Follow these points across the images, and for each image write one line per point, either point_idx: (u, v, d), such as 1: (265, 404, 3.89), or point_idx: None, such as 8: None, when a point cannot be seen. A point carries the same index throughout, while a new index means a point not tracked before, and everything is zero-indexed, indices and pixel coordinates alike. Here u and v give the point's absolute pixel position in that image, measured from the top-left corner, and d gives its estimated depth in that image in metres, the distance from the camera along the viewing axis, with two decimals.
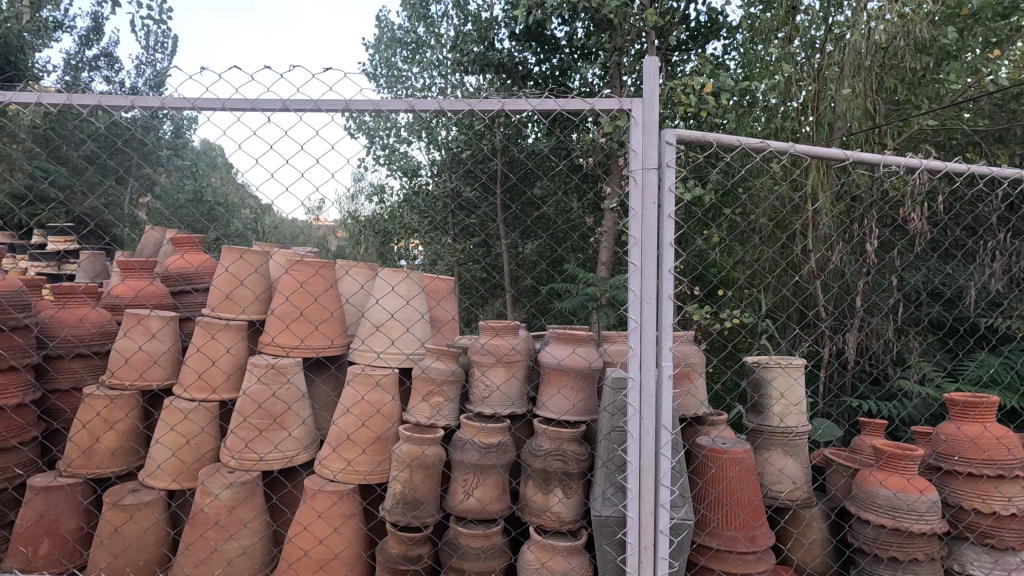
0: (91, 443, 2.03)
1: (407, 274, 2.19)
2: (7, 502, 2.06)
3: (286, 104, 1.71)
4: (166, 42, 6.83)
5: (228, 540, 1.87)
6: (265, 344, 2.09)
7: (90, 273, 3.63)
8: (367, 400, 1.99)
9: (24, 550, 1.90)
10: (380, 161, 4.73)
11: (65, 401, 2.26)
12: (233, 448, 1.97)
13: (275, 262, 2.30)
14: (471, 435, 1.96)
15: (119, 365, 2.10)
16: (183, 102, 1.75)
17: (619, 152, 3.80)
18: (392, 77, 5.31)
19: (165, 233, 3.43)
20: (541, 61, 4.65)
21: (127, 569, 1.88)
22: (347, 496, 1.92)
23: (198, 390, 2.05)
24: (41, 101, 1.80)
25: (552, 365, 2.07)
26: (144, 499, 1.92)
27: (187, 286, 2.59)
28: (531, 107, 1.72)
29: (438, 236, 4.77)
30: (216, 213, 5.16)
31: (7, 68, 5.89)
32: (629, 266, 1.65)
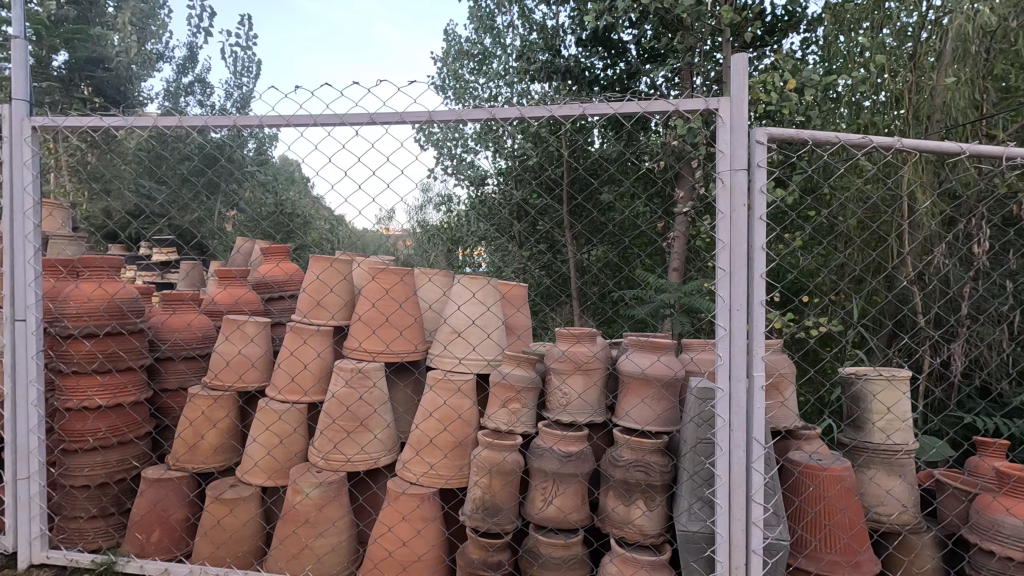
0: (196, 440, 2.17)
1: (486, 281, 2.23)
2: (125, 491, 2.25)
3: (373, 117, 1.78)
4: (251, 66, 7.35)
5: (317, 537, 1.95)
6: (351, 348, 2.16)
7: (190, 282, 3.93)
8: (448, 405, 2.02)
9: (139, 537, 2.06)
10: (448, 170, 4.82)
11: (174, 400, 2.44)
12: (321, 449, 2.05)
13: (361, 269, 2.38)
14: (551, 443, 1.94)
15: (220, 367, 2.24)
16: (279, 120, 1.87)
17: (693, 154, 3.66)
18: (460, 89, 5.43)
19: (254, 243, 3.67)
20: (608, 66, 4.60)
21: (227, 560, 2.00)
22: (429, 499, 1.95)
23: (290, 392, 2.15)
24: (157, 124, 1.97)
25: (633, 374, 2.01)
26: (242, 494, 2.04)
27: (280, 292, 2.75)
28: (613, 109, 1.71)
29: (506, 244, 4.77)
30: (295, 224, 5.45)
31: (118, 97, 6.52)
32: (717, 271, 1.59)
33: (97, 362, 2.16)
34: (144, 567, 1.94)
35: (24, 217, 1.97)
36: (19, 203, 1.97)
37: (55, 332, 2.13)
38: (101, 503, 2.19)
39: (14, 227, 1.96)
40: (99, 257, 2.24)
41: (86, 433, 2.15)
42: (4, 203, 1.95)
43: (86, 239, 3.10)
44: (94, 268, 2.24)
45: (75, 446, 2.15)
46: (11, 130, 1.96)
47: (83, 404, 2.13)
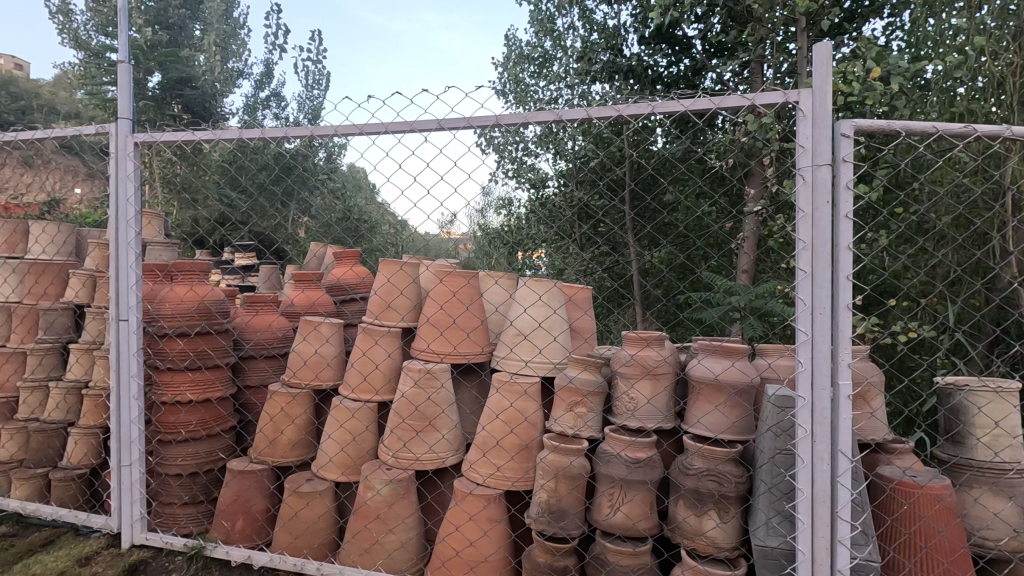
0: (275, 435, 2.28)
1: (551, 284, 2.22)
2: (213, 481, 2.40)
3: (441, 123, 1.82)
4: (322, 79, 7.72)
5: (388, 532, 2.00)
6: (420, 350, 2.20)
7: (268, 285, 4.17)
8: (514, 408, 2.03)
9: (225, 525, 2.20)
10: (509, 174, 4.85)
11: (255, 396, 2.58)
12: (391, 447, 2.10)
13: (429, 272, 2.44)
14: (619, 448, 1.90)
15: (298, 366, 2.35)
16: (353, 129, 1.94)
17: (764, 150, 3.49)
18: (520, 93, 5.45)
19: (326, 248, 3.84)
20: (672, 63, 4.49)
21: (304, 550, 2.10)
22: (496, 501, 1.96)
23: (363, 391, 2.23)
24: (242, 137, 2.09)
25: (705, 379, 1.93)
26: (318, 489, 2.13)
27: (355, 294, 2.84)
28: (683, 107, 1.66)
29: (565, 247, 4.70)
30: (362, 229, 5.65)
31: (204, 113, 7.03)
32: (798, 273, 1.51)
33: (188, 359, 2.32)
34: (229, 553, 2.07)
35: (127, 226, 2.15)
36: (123, 213, 2.15)
37: (153, 331, 2.31)
38: (192, 491, 2.35)
39: (119, 235, 2.14)
40: (190, 262, 2.41)
41: (179, 425, 2.32)
42: (111, 214, 2.14)
43: (178, 245, 3.35)
44: (186, 272, 2.42)
45: (170, 438, 2.32)
46: (117, 146, 2.15)
47: (177, 398, 2.30)
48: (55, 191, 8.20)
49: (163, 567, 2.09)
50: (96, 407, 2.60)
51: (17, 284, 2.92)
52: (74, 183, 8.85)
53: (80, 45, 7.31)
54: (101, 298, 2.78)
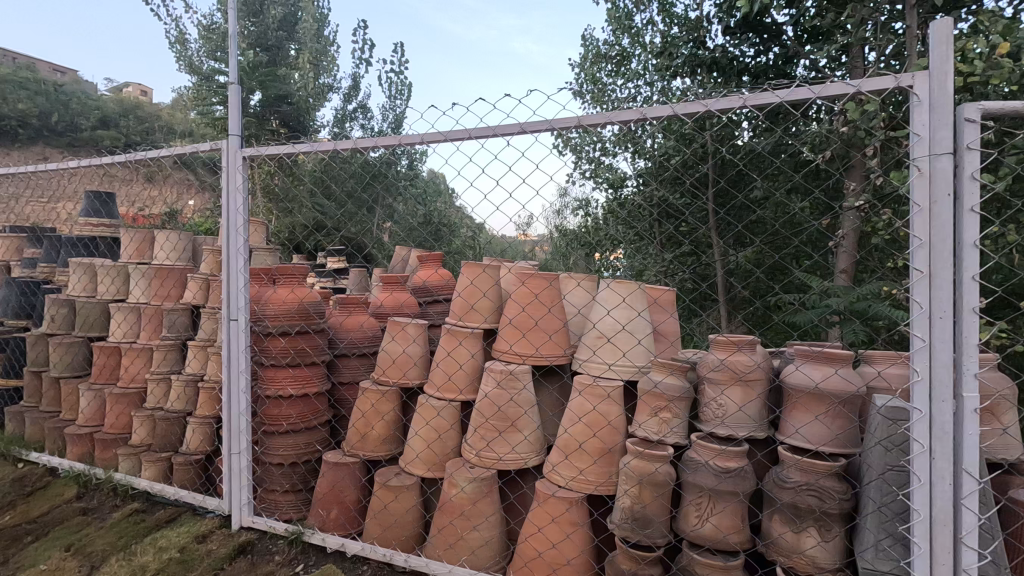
0: (366, 430, 2.40)
1: (635, 286, 2.17)
2: (310, 471, 2.56)
3: (523, 126, 1.84)
4: (404, 89, 8.05)
5: (472, 530, 2.04)
6: (502, 351, 2.23)
7: (356, 287, 4.40)
8: (597, 411, 2.00)
9: (321, 513, 2.34)
10: (586, 174, 4.79)
11: (348, 393, 2.73)
12: (475, 446, 2.14)
13: (510, 274, 2.47)
14: (708, 456, 1.82)
15: (388, 365, 2.46)
16: (438, 136, 2.00)
17: (867, 140, 3.22)
18: (597, 92, 5.38)
19: (410, 252, 3.99)
20: (760, 53, 4.25)
21: (393, 542, 2.19)
22: (578, 504, 1.94)
23: (447, 390, 2.29)
24: (336, 148, 2.21)
25: (804, 387, 1.81)
26: (405, 483, 2.21)
27: (438, 296, 2.91)
28: (778, 98, 1.58)
29: (644, 247, 4.57)
30: (442, 233, 5.82)
31: (299, 127, 7.54)
32: (913, 273, 1.38)
33: (289, 357, 2.50)
34: (325, 540, 2.20)
35: (237, 233, 2.35)
36: (234, 222, 2.35)
37: (258, 330, 2.50)
38: (292, 480, 2.52)
39: (231, 242, 2.35)
40: (291, 266, 2.60)
41: (281, 418, 2.49)
42: (223, 223, 2.33)
43: (278, 250, 3.61)
44: (287, 275, 2.61)
45: (273, 429, 2.50)
46: (228, 161, 2.35)
47: (279, 393, 2.48)
48: (173, 202, 9.10)
49: (267, 549, 2.26)
50: (211, 398, 2.86)
51: (146, 286, 3.27)
52: (188, 195, 9.77)
53: (193, 69, 8.07)
54: (214, 300, 3.05)
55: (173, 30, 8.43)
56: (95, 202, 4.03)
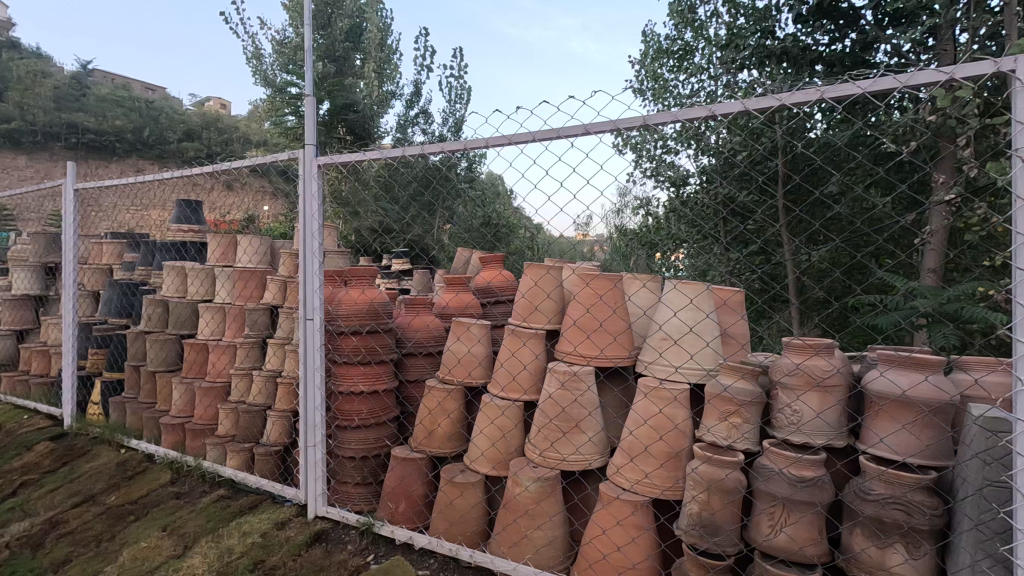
0: (432, 428, 2.47)
1: (703, 287, 2.13)
2: (380, 465, 2.66)
3: (587, 127, 1.84)
4: (463, 93, 8.20)
5: (536, 529, 2.05)
6: (566, 352, 2.24)
7: (420, 288, 4.53)
8: (663, 414, 1.97)
9: (390, 506, 2.42)
10: (647, 173, 4.68)
11: (415, 390, 2.81)
12: (539, 446, 2.16)
13: (573, 275, 2.47)
14: (782, 465, 1.75)
15: (453, 364, 2.53)
16: (503, 139, 2.04)
17: (957, 129, 2.99)
18: (658, 89, 5.27)
19: (471, 253, 4.07)
20: (834, 40, 4.03)
21: (459, 537, 2.24)
22: (644, 508, 1.92)
23: (511, 390, 2.31)
24: (405, 154, 2.29)
25: (888, 395, 1.70)
26: (470, 480, 2.26)
27: (501, 297, 2.96)
28: (859, 89, 1.52)
29: (707, 246, 4.44)
30: (502, 234, 5.88)
31: (364, 134, 7.84)
32: (1017, 273, 1.27)
33: (360, 355, 2.61)
34: (394, 532, 2.29)
35: (312, 238, 2.48)
36: (309, 227, 2.48)
37: (332, 330, 2.63)
38: (363, 473, 2.62)
39: (306, 246, 2.48)
40: (362, 268, 2.72)
41: (353, 413, 2.61)
42: (299, 228, 2.47)
43: (349, 252, 3.78)
44: (358, 277, 2.73)
45: (345, 424, 2.62)
46: (305, 169, 2.48)
47: (351, 389, 2.59)
48: (250, 209, 9.67)
49: (340, 538, 2.37)
50: (288, 393, 3.04)
51: (230, 288, 3.51)
52: (264, 201, 10.37)
53: (268, 82, 8.56)
54: (291, 300, 3.23)
55: (250, 47, 8.98)
56: (184, 209, 4.36)
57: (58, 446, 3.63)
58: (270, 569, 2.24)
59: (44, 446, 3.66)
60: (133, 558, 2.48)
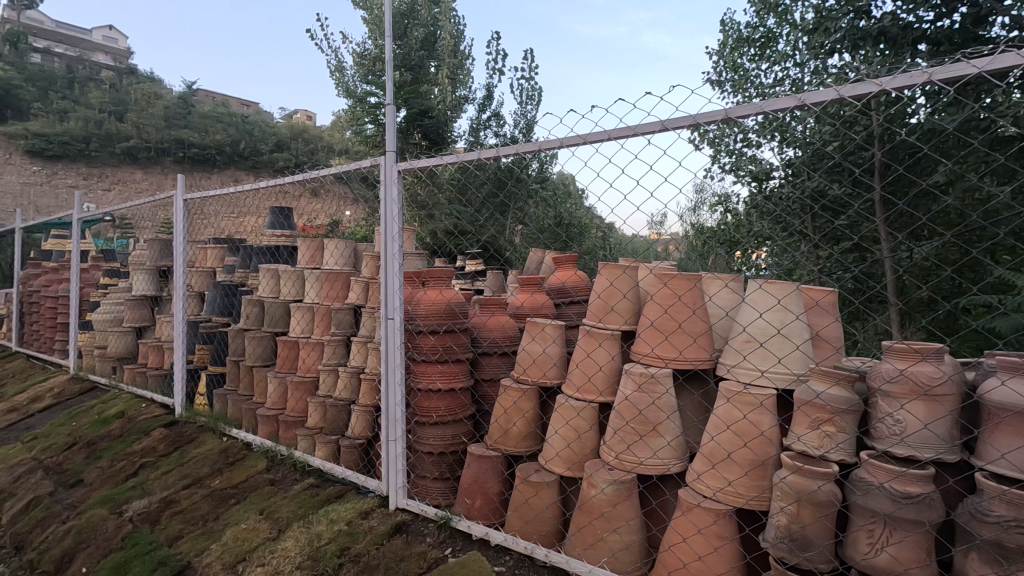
0: (508, 427, 2.49)
1: (791, 287, 2.01)
2: (457, 461, 2.73)
3: (665, 123, 1.80)
4: (534, 94, 8.23)
5: (612, 532, 2.03)
6: (643, 354, 2.19)
7: (494, 289, 4.60)
8: (747, 420, 1.89)
9: (467, 502, 2.47)
10: (726, 168, 4.48)
11: (491, 389, 2.86)
12: (614, 448, 2.13)
13: (650, 275, 2.41)
14: (883, 479, 1.62)
15: (528, 364, 2.54)
16: (577, 139, 2.03)
17: None
18: (738, 80, 5.03)
19: (544, 254, 4.08)
20: (942, 16, 3.67)
21: (534, 536, 2.25)
22: (727, 517, 1.84)
23: (587, 391, 2.30)
24: (480, 157, 2.32)
25: (1011, 407, 1.53)
26: (545, 480, 2.26)
27: (575, 297, 2.94)
28: (976, 68, 1.38)
29: (793, 243, 4.19)
30: (574, 234, 5.84)
31: (439, 139, 8.07)
32: None
33: (438, 353, 2.69)
34: (471, 528, 2.34)
35: (393, 240, 2.58)
36: (390, 230, 2.59)
37: (411, 329, 2.73)
38: (441, 468, 2.70)
39: (388, 248, 2.59)
40: (439, 269, 2.80)
41: (431, 409, 2.69)
42: (381, 232, 2.58)
43: (426, 254, 3.90)
44: (436, 278, 2.82)
45: (424, 420, 2.70)
46: (386, 175, 2.59)
47: (430, 386, 2.68)
48: (334, 214, 10.22)
49: (420, 530, 2.46)
50: (371, 389, 3.18)
51: (318, 289, 3.73)
52: (346, 207, 10.92)
53: (349, 93, 9.01)
54: (373, 300, 3.38)
55: (333, 60, 9.49)
56: (277, 216, 4.69)
57: (171, 433, 4.01)
58: (355, 555, 2.36)
59: (160, 431, 4.05)
60: (235, 538, 2.70)
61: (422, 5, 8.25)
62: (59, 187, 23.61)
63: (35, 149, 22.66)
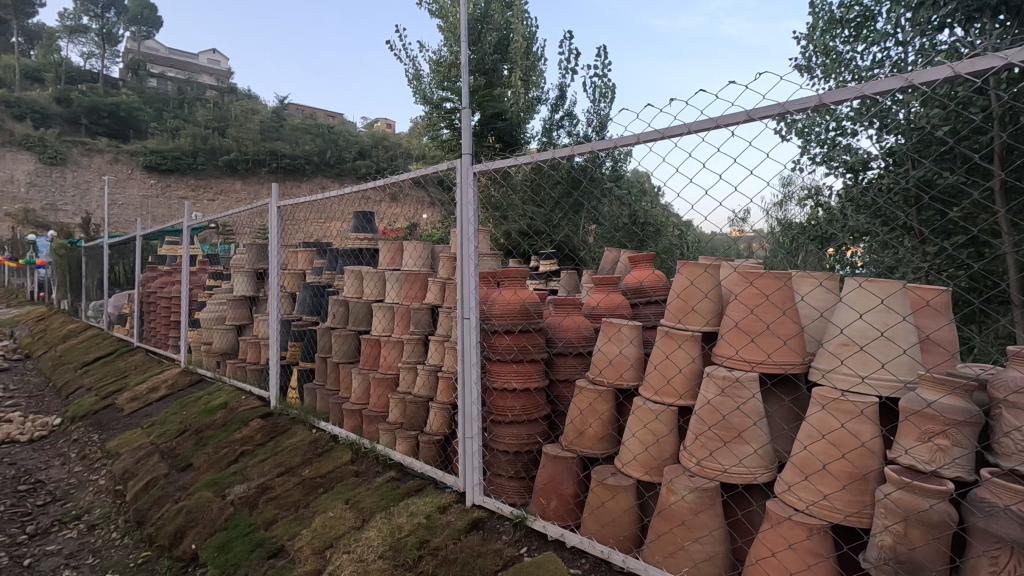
0: (583, 428, 2.46)
1: (896, 286, 1.85)
2: (532, 461, 2.73)
3: (750, 113, 1.70)
4: (607, 91, 8.10)
5: (693, 541, 1.95)
6: (727, 357, 2.09)
7: (568, 289, 4.57)
8: (845, 429, 1.75)
9: (542, 502, 2.47)
10: (817, 159, 4.18)
11: (566, 390, 2.84)
12: (696, 454, 2.04)
13: (734, 274, 2.30)
14: (1009, 500, 1.44)
15: (603, 365, 2.50)
16: (655, 134, 1.97)
17: None
18: (829, 64, 4.68)
19: (619, 253, 4.00)
20: None
21: (611, 540, 2.21)
22: (821, 533, 1.71)
23: (665, 395, 2.23)
24: (555, 157, 2.30)
25: None
26: (622, 484, 2.21)
27: (653, 296, 2.86)
28: None
29: (896, 239, 3.84)
30: (650, 232, 5.68)
31: (512, 141, 8.15)
32: None
33: (514, 353, 2.71)
34: (546, 528, 2.34)
35: (469, 241, 2.63)
36: (466, 231, 2.63)
37: (487, 328, 2.76)
38: (517, 467, 2.72)
39: (464, 249, 2.64)
40: (514, 270, 2.82)
41: (507, 409, 2.72)
42: (458, 233, 2.63)
43: (500, 255, 3.94)
44: (511, 278, 2.84)
45: (500, 419, 2.73)
46: (462, 177, 2.64)
47: (505, 386, 2.70)
48: (412, 217, 10.57)
49: (496, 527, 2.49)
50: (448, 387, 3.26)
51: (398, 290, 3.88)
52: (424, 210, 11.27)
53: (426, 100, 9.30)
54: (450, 300, 3.46)
55: (411, 69, 9.84)
56: (360, 220, 4.91)
57: (266, 423, 4.31)
58: (434, 548, 2.42)
59: (257, 422, 4.37)
60: (323, 525, 2.86)
61: (495, 9, 8.37)
62: (172, 198, 26.14)
63: (153, 164, 25.23)
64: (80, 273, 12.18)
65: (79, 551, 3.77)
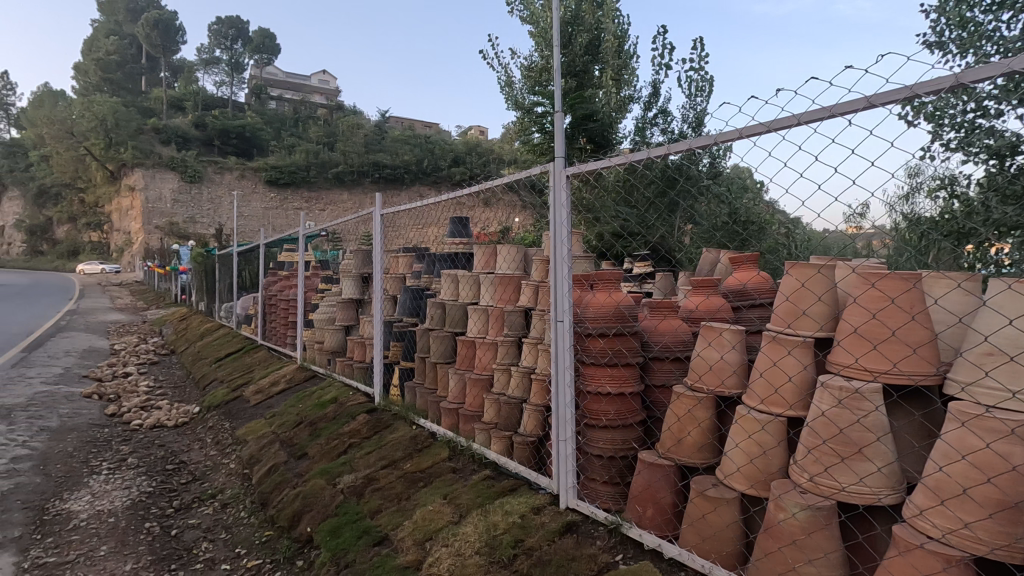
0: (681, 435, 2.38)
1: None
2: (628, 467, 2.68)
3: (872, 99, 1.56)
4: (704, 85, 7.75)
5: (806, 563, 1.81)
6: (844, 365, 1.92)
7: (663, 291, 4.42)
8: (990, 450, 1.55)
9: (638, 510, 2.41)
10: (952, 146, 3.73)
11: (662, 395, 2.75)
12: (808, 469, 1.90)
13: (851, 274, 2.12)
14: None
15: (703, 371, 2.40)
16: (760, 127, 1.86)
17: None
18: (966, 38, 4.15)
19: (719, 254, 3.82)
20: None
21: (712, 555, 2.10)
22: (961, 565, 1.52)
23: (773, 404, 2.10)
24: (651, 156, 2.25)
25: None
26: (724, 496, 2.10)
27: (757, 300, 2.70)
28: None
29: None
30: (753, 231, 5.35)
31: (603, 142, 8.05)
32: None
33: (608, 356, 2.67)
34: (643, 536, 2.28)
35: (562, 244, 2.63)
36: (560, 234, 2.64)
37: (580, 330, 2.75)
38: (611, 473, 2.67)
39: (557, 252, 2.65)
40: (608, 272, 2.79)
41: (601, 413, 2.68)
42: (551, 236, 2.65)
43: (593, 257, 3.90)
44: (605, 280, 2.80)
45: (594, 422, 2.71)
46: (556, 180, 2.65)
47: (599, 389, 2.67)
48: (504, 221, 10.75)
49: (590, 532, 2.47)
50: (541, 389, 3.28)
51: (492, 292, 3.97)
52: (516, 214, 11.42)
53: (518, 105, 9.44)
54: (543, 303, 3.49)
55: (504, 76, 10.04)
56: (456, 225, 5.08)
57: (371, 418, 4.58)
58: (529, 548, 2.46)
59: (363, 417, 4.66)
60: (423, 518, 2.99)
61: (586, 10, 8.31)
62: (289, 209, 28.64)
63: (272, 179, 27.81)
64: (214, 277, 13.70)
65: (215, 526, 4.23)
